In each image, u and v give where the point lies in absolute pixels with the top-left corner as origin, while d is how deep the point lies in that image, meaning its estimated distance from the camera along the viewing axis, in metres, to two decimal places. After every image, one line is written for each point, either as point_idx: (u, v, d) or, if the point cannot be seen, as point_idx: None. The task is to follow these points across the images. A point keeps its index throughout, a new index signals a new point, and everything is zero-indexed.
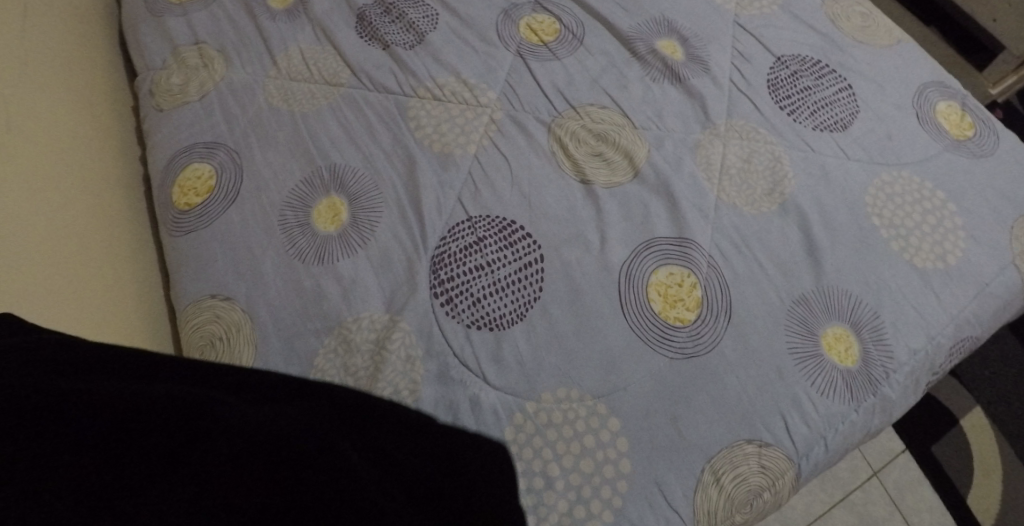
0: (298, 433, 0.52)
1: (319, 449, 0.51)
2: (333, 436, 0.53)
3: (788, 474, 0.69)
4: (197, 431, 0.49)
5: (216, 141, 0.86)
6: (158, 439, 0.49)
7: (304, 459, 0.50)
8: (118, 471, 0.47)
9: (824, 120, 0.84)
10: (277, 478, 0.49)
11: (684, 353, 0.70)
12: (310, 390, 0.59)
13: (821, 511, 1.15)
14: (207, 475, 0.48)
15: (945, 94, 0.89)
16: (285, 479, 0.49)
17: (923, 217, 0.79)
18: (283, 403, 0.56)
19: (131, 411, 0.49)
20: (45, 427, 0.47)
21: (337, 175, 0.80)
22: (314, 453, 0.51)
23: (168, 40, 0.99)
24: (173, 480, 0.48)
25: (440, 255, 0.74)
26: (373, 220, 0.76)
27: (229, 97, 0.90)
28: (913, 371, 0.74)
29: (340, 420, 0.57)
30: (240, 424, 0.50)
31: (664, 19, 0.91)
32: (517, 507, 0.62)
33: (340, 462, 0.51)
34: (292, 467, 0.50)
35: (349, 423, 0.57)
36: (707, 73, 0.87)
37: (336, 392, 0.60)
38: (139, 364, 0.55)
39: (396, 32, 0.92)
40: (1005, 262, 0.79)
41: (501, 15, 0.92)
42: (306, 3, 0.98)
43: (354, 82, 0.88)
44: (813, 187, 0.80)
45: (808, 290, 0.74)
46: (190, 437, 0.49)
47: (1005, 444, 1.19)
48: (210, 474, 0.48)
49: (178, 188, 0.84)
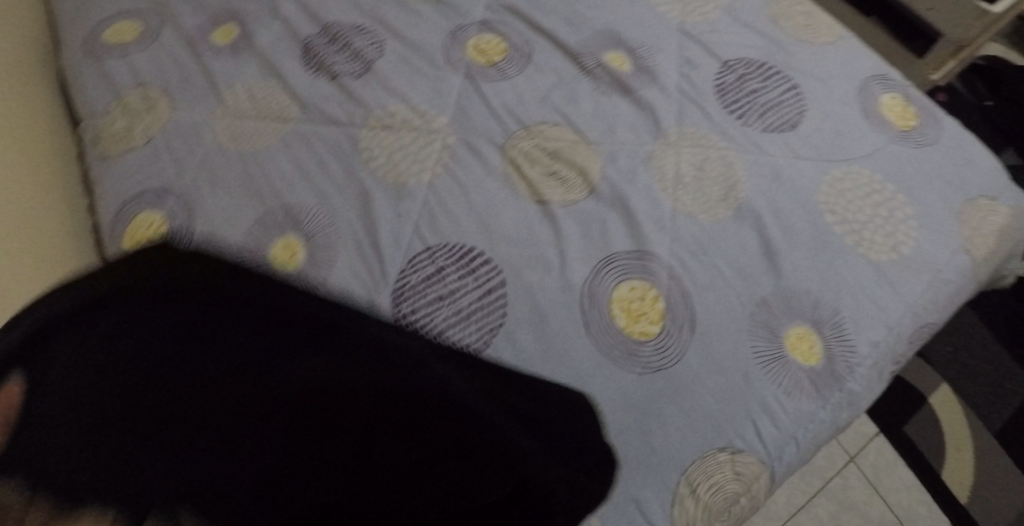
0: (453, 391, 0.63)
1: (467, 407, 0.62)
2: (483, 395, 0.64)
3: (763, 477, 0.71)
4: (380, 381, 0.62)
5: (165, 187, 0.85)
6: (359, 384, 0.62)
7: (453, 413, 0.62)
8: (321, 397, 0.61)
9: (773, 122, 0.85)
10: (435, 431, 0.61)
11: (651, 368, 0.71)
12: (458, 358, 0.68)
13: (802, 502, 1.17)
14: (387, 414, 0.61)
15: (887, 86, 0.90)
16: (440, 432, 0.61)
17: (874, 210, 0.80)
18: (440, 362, 0.66)
19: (357, 358, 0.63)
20: (276, 363, 0.62)
21: (291, 214, 0.81)
22: (462, 409, 0.62)
23: (108, 83, 0.97)
24: (367, 411, 0.61)
25: (401, 288, 0.75)
26: (329, 258, 0.77)
27: (177, 140, 0.89)
28: (875, 363, 0.76)
29: (494, 383, 0.66)
30: (419, 378, 0.63)
31: (610, 32, 0.92)
32: (601, 466, 0.66)
33: (487, 426, 0.62)
34: (445, 419, 0.61)
35: (501, 387, 0.66)
36: (655, 82, 0.88)
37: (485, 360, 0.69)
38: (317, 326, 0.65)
39: (342, 62, 0.92)
40: (956, 247, 0.80)
41: (448, 38, 0.92)
42: (249, 38, 0.97)
43: (303, 116, 0.88)
44: (765, 190, 0.81)
45: (767, 294, 0.75)
46: (379, 386, 0.62)
47: (972, 417, 1.22)
48: (391, 414, 0.61)
49: (129, 238, 0.83)
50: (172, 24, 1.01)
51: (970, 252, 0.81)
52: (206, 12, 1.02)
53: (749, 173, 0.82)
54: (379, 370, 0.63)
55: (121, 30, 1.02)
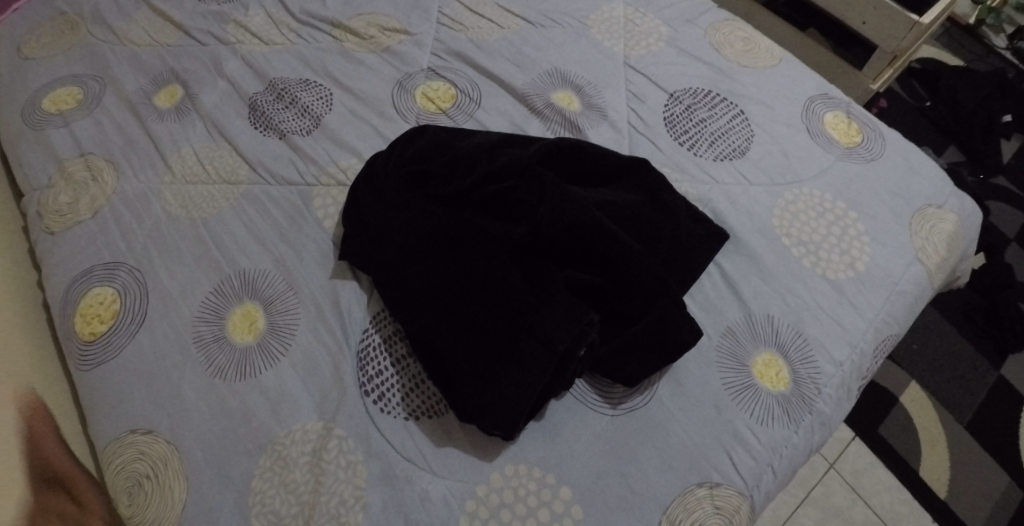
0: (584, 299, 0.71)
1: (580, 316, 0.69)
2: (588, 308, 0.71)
3: (743, 509, 0.69)
4: (539, 276, 0.72)
5: (115, 260, 0.83)
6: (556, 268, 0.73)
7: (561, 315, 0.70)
8: (505, 203, 0.76)
9: (723, 150, 0.87)
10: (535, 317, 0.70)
11: (622, 408, 0.72)
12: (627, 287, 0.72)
13: (788, 514, 1.11)
14: (522, 253, 0.74)
15: (830, 104, 0.92)
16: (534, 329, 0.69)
17: (828, 229, 0.81)
18: (577, 279, 0.72)
19: (559, 250, 0.74)
20: (505, 199, 0.76)
21: (247, 280, 0.80)
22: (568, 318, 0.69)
23: (50, 153, 0.94)
24: (507, 258, 0.73)
25: (365, 350, 0.74)
26: (291, 324, 0.76)
27: (124, 210, 0.87)
28: (843, 382, 0.75)
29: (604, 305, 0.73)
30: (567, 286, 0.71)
31: (557, 71, 0.94)
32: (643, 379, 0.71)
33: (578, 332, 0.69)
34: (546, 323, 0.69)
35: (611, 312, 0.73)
36: (605, 120, 0.90)
37: (659, 294, 0.72)
38: (561, 235, 0.73)
39: (291, 120, 0.93)
40: (909, 258, 0.81)
41: (396, 87, 0.94)
42: (195, 99, 0.96)
43: (255, 177, 0.88)
44: (720, 218, 0.82)
45: (733, 322, 0.76)
46: (528, 270, 0.73)
47: (943, 411, 1.18)
48: (526, 244, 0.74)
49: (79, 316, 0.80)
50: (114, 89, 0.99)
51: (925, 261, 0.81)
52: (149, 75, 1.01)
53: (700, 204, 0.83)
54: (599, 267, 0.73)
55: (62, 97, 0.99)
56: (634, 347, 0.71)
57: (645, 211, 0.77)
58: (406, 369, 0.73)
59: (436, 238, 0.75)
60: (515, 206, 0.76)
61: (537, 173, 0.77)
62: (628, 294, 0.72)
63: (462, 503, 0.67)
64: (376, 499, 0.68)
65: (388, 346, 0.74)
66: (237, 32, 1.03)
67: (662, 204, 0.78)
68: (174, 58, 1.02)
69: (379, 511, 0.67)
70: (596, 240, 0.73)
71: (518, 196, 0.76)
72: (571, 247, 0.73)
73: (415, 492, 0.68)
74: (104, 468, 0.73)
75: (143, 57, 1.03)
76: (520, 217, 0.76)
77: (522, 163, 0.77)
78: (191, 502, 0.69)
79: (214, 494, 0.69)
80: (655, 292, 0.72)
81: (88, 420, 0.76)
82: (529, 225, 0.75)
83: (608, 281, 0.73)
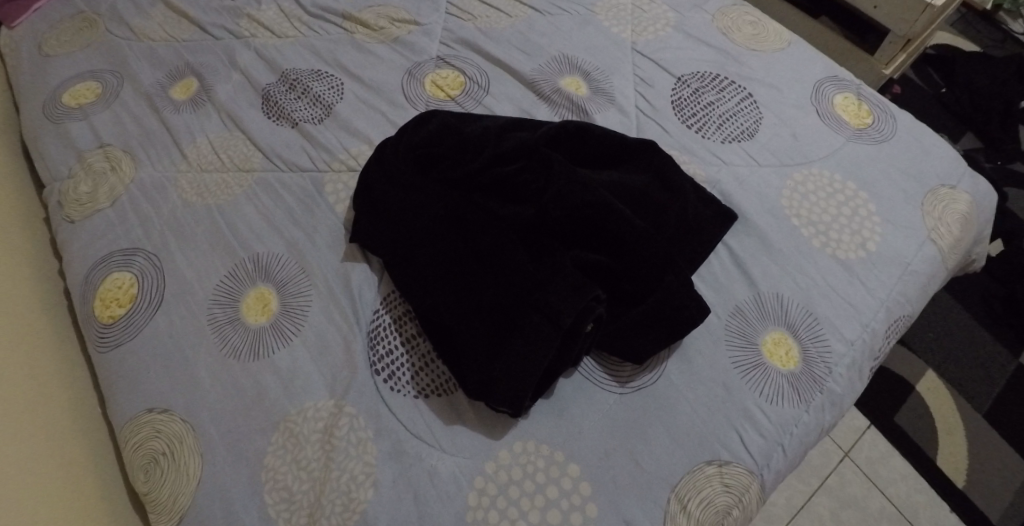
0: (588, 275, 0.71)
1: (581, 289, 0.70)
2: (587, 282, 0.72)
3: (752, 486, 0.69)
4: (544, 253, 0.73)
5: (133, 246, 0.85)
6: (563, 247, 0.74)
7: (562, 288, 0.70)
8: (511, 185, 0.77)
9: (731, 132, 0.87)
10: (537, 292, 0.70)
11: (630, 387, 0.72)
12: (633, 264, 0.72)
13: (802, 502, 1.09)
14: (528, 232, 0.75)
15: (839, 87, 0.91)
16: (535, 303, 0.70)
17: (838, 210, 0.81)
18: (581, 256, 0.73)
19: (567, 229, 0.74)
20: (512, 182, 0.77)
21: (260, 265, 0.81)
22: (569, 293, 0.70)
23: (71, 146, 0.96)
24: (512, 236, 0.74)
25: (375, 331, 0.76)
26: (303, 306, 0.78)
27: (142, 199, 0.89)
28: (854, 361, 0.74)
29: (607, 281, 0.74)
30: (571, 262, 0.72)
31: (564, 58, 0.94)
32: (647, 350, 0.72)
33: None
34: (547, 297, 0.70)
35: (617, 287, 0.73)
36: (612, 104, 0.90)
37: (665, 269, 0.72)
38: (565, 215, 0.74)
39: (303, 108, 0.94)
40: (921, 239, 0.80)
41: (405, 76, 0.95)
42: (208, 90, 0.98)
43: (266, 165, 0.90)
44: (729, 199, 0.82)
45: (742, 302, 0.76)
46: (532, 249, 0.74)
47: (960, 400, 1.16)
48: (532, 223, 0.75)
49: (98, 301, 0.82)
50: (131, 83, 1.01)
51: (937, 241, 0.81)
52: (165, 68, 1.03)
53: (708, 185, 0.83)
54: (605, 244, 0.74)
55: (81, 92, 1.01)
56: (639, 321, 0.71)
57: (654, 192, 0.77)
58: (415, 349, 0.74)
59: (442, 221, 0.76)
60: (523, 188, 0.77)
61: (542, 154, 0.77)
62: (629, 270, 0.73)
63: (471, 480, 0.68)
64: (385, 476, 0.69)
65: (396, 327, 0.76)
66: (250, 26, 1.05)
67: (670, 185, 0.78)
68: (189, 52, 1.04)
69: (389, 488, 0.68)
70: (602, 220, 0.73)
71: (525, 179, 0.77)
72: (575, 225, 0.74)
73: (424, 469, 0.69)
74: (122, 447, 0.75)
75: (159, 51, 1.05)
76: (529, 197, 0.76)
77: (530, 145, 0.77)
78: (204, 480, 0.70)
79: (227, 473, 0.70)
80: (661, 268, 0.72)
81: (109, 401, 0.78)
82: (536, 205, 0.75)
83: (614, 256, 0.73)
